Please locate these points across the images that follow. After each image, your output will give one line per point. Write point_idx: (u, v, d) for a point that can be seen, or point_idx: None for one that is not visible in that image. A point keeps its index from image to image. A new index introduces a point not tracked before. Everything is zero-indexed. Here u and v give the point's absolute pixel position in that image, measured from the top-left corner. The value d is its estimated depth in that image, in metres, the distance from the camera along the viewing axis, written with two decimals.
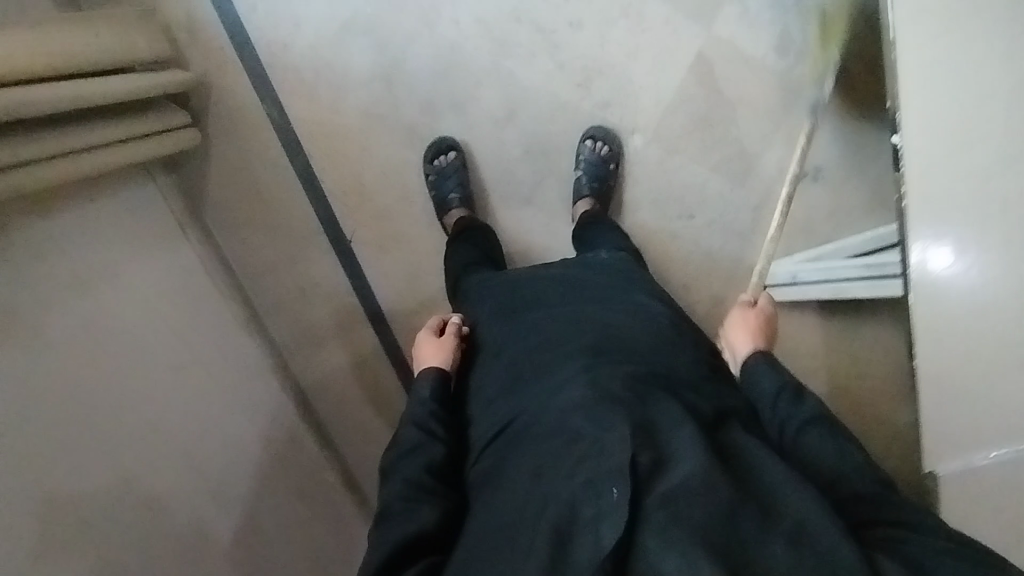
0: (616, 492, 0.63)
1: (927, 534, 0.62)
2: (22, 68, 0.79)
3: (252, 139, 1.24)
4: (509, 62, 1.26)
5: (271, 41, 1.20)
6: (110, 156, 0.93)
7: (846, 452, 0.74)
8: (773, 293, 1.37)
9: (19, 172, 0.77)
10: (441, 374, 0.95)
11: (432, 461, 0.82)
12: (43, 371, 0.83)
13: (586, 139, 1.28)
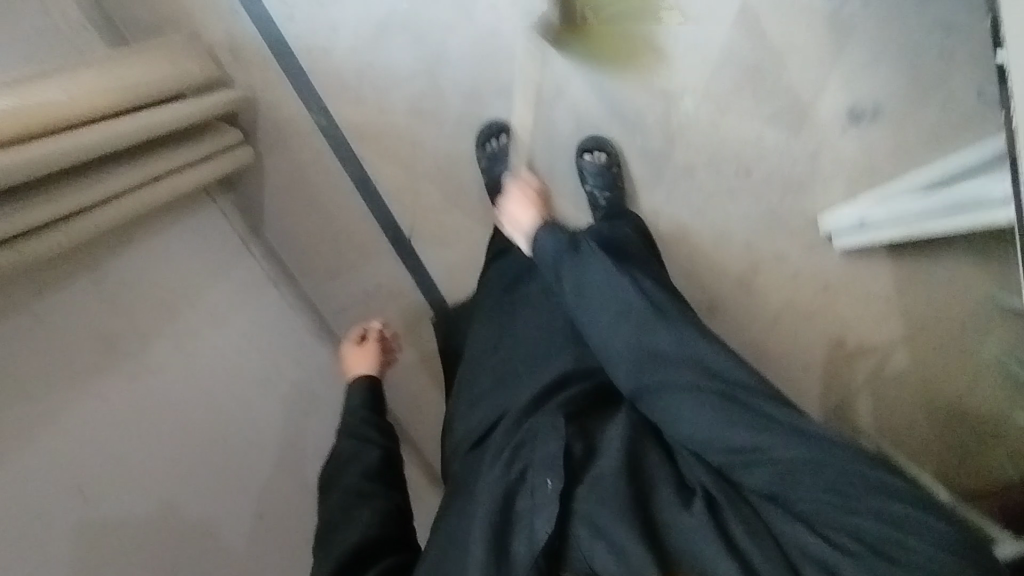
0: (549, 484, 0.75)
1: (780, 440, 0.73)
2: (85, 111, 0.84)
3: (305, 150, 1.28)
4: (551, 39, 1.24)
5: (313, 49, 1.22)
6: (161, 190, 0.96)
7: (665, 342, 0.83)
8: (839, 241, 1.36)
9: (70, 225, 0.82)
10: (372, 381, 1.06)
11: (368, 466, 0.89)
12: (109, 404, 0.89)
13: (583, 152, 1.28)
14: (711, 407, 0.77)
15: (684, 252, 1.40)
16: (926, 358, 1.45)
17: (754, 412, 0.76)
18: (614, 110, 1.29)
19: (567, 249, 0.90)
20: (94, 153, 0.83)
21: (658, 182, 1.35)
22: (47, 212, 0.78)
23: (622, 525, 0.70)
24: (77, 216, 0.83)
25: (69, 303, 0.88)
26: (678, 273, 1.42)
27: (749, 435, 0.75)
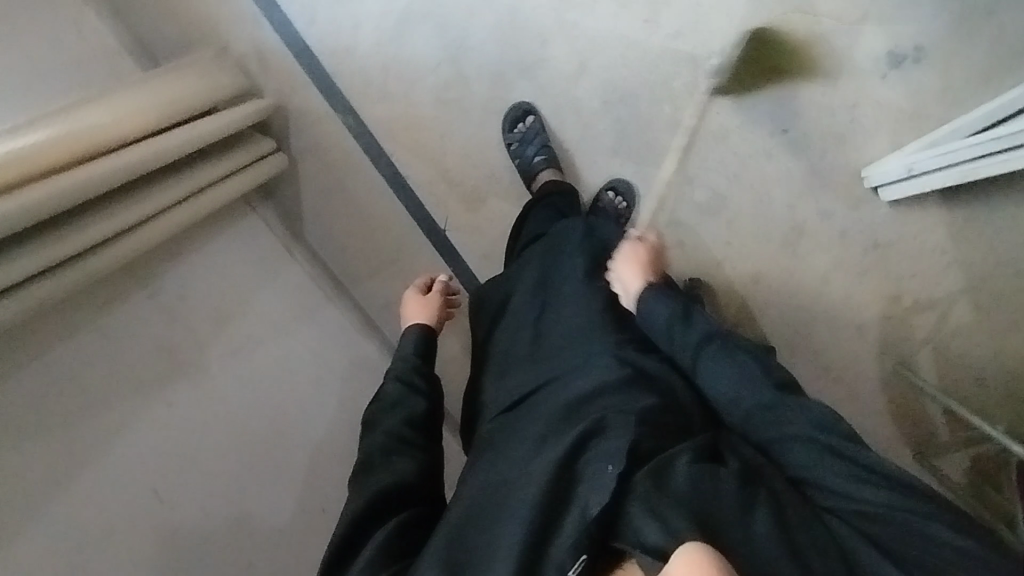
0: (610, 469, 0.67)
1: (872, 477, 0.63)
2: (129, 130, 0.87)
3: (336, 151, 1.30)
4: (571, 13, 1.23)
5: (336, 50, 1.24)
6: (201, 204, 0.99)
7: (757, 370, 0.73)
8: (887, 193, 1.30)
9: (123, 241, 0.86)
10: (425, 331, 1.00)
11: (414, 415, 0.88)
12: (174, 410, 0.94)
13: (608, 189, 1.32)
14: (806, 441, 0.67)
15: (724, 220, 1.37)
16: (991, 309, 1.38)
17: (865, 470, 0.64)
18: (640, 80, 1.27)
19: (676, 315, 0.80)
20: (142, 171, 0.87)
21: (691, 151, 1.32)
22: (94, 235, 0.81)
23: (677, 515, 0.61)
24: (123, 235, 0.86)
25: (129, 317, 0.92)
26: (718, 242, 1.39)
27: (841, 466, 0.65)
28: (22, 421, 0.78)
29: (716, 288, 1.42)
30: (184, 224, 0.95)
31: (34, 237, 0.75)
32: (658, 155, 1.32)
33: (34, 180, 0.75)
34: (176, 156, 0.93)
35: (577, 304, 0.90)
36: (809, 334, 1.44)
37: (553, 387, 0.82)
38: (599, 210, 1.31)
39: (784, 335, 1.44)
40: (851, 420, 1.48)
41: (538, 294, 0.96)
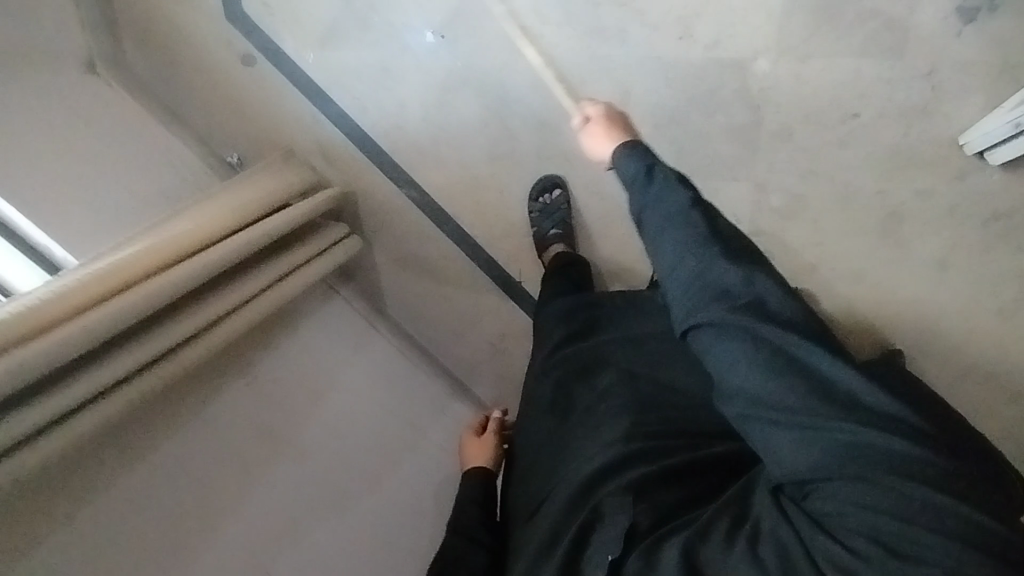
0: (609, 557, 0.72)
1: (827, 434, 0.59)
2: (212, 228, 0.97)
3: (403, 224, 1.36)
4: (604, 47, 1.24)
5: (387, 129, 1.31)
6: (271, 297, 1.04)
7: (707, 244, 0.69)
8: (998, 156, 1.15)
9: (213, 330, 0.94)
10: (484, 473, 1.06)
11: (473, 567, 0.89)
12: (274, 485, 0.99)
13: None
14: (762, 370, 0.63)
15: (810, 221, 1.27)
16: None
17: (827, 439, 0.59)
18: (688, 95, 1.24)
19: (644, 177, 0.77)
20: (224, 264, 0.95)
21: (757, 156, 1.25)
22: (163, 341, 0.87)
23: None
24: (193, 339, 0.92)
25: (233, 401, 1.00)
26: (810, 246, 1.28)
27: (789, 389, 0.61)
28: (140, 509, 0.84)
29: (819, 295, 1.30)
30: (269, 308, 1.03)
31: (107, 352, 0.82)
32: (722, 167, 1.27)
33: (127, 287, 0.85)
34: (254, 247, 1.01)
35: (605, 390, 0.97)
36: (943, 330, 1.27)
37: (570, 474, 0.88)
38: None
39: (915, 337, 1.28)
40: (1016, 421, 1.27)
41: (561, 385, 1.01)
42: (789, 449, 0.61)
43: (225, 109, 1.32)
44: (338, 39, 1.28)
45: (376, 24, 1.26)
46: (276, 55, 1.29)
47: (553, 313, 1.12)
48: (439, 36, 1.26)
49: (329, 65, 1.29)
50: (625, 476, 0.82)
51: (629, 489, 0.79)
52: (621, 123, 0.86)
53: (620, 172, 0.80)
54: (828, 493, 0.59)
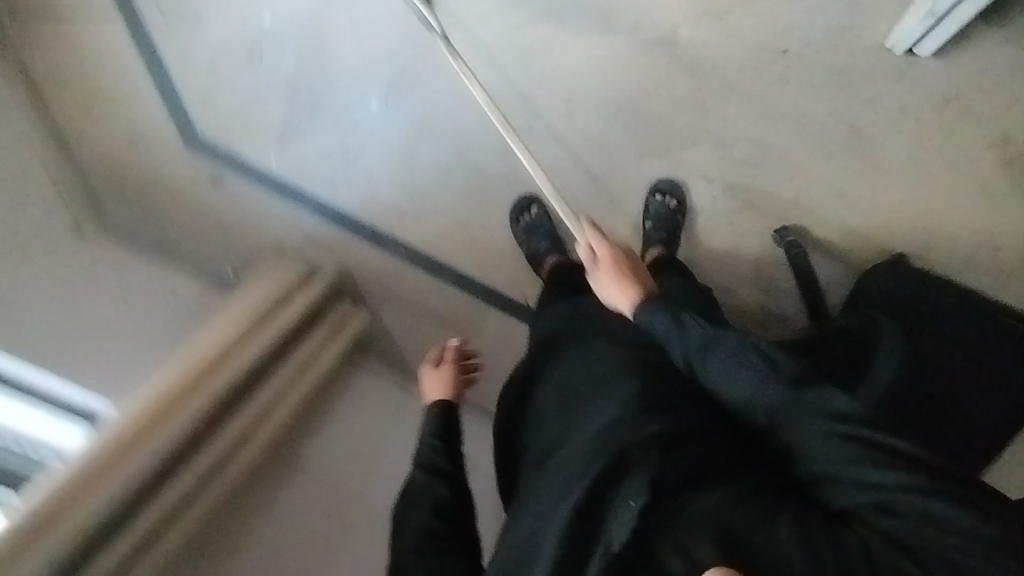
0: (632, 505, 0.65)
1: (905, 490, 0.58)
2: (225, 342, 1.03)
3: (403, 283, 1.40)
4: (537, 61, 1.30)
5: (362, 200, 1.35)
6: (305, 379, 1.09)
7: (769, 361, 0.70)
8: (926, 48, 1.21)
9: (257, 432, 1.00)
10: (446, 407, 0.97)
11: (439, 502, 0.84)
12: (348, 559, 1.01)
13: (654, 193, 1.33)
14: (840, 445, 0.63)
15: (777, 160, 1.32)
16: None
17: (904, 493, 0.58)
18: (627, 82, 1.30)
19: (671, 326, 0.80)
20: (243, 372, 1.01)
21: (707, 116, 1.31)
22: (216, 451, 0.94)
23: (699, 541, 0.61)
24: (245, 438, 0.98)
25: (296, 490, 1.03)
26: (784, 182, 1.33)
27: (871, 466, 0.60)
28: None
29: (806, 225, 1.35)
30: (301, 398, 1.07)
31: (165, 478, 0.90)
32: (680, 138, 1.32)
33: (163, 417, 0.92)
34: (268, 347, 1.07)
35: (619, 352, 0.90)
36: (937, 220, 1.30)
37: (584, 430, 0.81)
38: (650, 215, 1.33)
39: (911, 234, 1.32)
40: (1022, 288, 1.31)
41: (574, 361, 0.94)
42: (861, 498, 0.61)
43: (208, 227, 1.36)
44: (295, 132, 1.30)
45: (324, 108, 1.29)
46: (239, 165, 1.32)
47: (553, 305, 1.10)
48: (386, 101, 1.29)
49: (292, 159, 1.32)
50: (646, 429, 0.74)
51: (655, 440, 0.72)
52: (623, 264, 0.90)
53: (647, 325, 0.83)
54: (894, 537, 0.58)
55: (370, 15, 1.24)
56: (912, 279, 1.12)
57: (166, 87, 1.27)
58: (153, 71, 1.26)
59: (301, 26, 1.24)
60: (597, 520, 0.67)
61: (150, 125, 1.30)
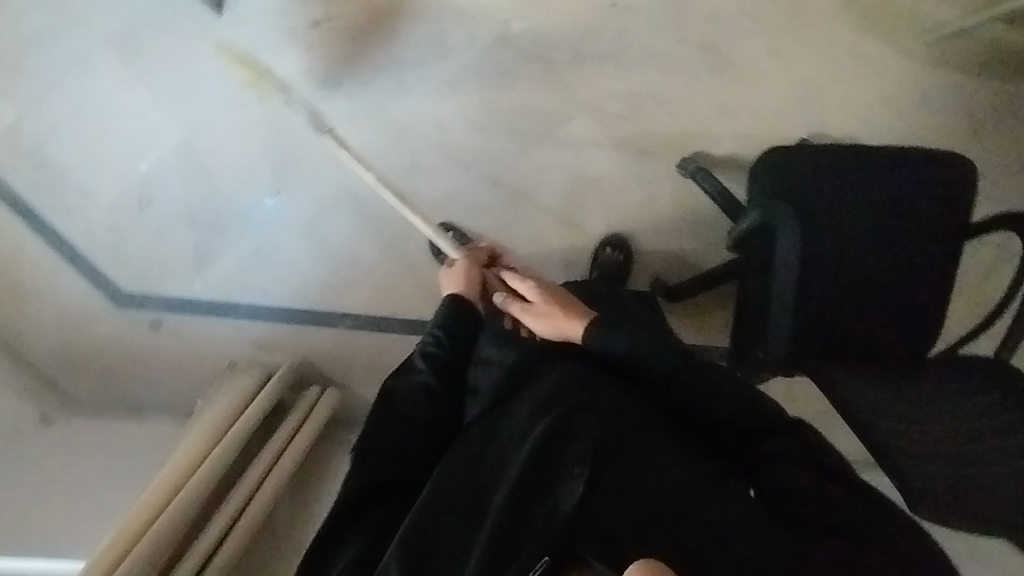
0: (574, 474, 0.74)
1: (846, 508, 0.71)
2: (183, 466, 1.07)
3: (359, 351, 1.42)
4: (398, 104, 1.33)
5: (292, 290, 1.40)
6: (270, 478, 1.13)
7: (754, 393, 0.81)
8: None
9: (223, 546, 1.03)
10: (459, 301, 0.96)
11: (413, 403, 0.90)
12: None
13: (604, 246, 1.39)
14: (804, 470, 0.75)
15: (652, 103, 1.37)
16: None
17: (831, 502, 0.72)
18: (486, 89, 1.34)
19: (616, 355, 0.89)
20: (205, 489, 1.04)
21: (572, 90, 1.36)
22: (192, 565, 0.98)
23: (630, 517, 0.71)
24: (219, 546, 1.03)
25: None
26: (667, 119, 1.38)
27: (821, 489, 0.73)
28: None
29: (706, 149, 1.39)
30: (264, 501, 1.10)
31: None
32: (556, 119, 1.36)
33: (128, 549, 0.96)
34: (226, 461, 1.09)
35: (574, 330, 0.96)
36: (813, 100, 1.39)
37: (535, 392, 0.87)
38: (599, 268, 1.38)
39: (797, 121, 1.40)
40: (908, 125, 1.40)
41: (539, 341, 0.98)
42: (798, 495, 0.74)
43: (164, 372, 1.39)
44: (208, 254, 1.37)
45: (226, 223, 1.36)
46: (171, 304, 1.37)
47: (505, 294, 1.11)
48: (277, 195, 1.35)
49: (216, 281, 1.38)
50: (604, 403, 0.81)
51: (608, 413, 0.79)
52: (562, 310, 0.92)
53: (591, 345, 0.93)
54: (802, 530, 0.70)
55: (231, 126, 1.31)
56: (812, 165, 1.04)
57: (78, 261, 1.34)
58: (61, 252, 1.33)
59: (176, 159, 1.32)
60: (544, 490, 0.74)
61: (78, 301, 1.35)
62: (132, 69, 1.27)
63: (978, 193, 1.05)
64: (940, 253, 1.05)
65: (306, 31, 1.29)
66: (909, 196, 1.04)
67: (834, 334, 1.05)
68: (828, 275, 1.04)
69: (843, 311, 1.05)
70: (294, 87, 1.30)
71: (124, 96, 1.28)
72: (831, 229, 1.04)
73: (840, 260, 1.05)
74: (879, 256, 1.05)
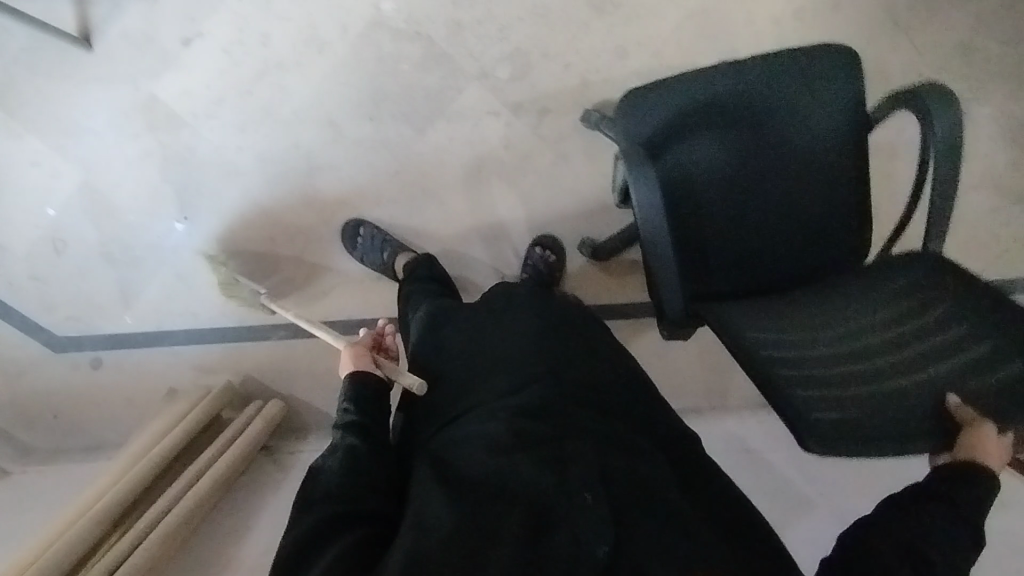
0: (586, 495, 0.74)
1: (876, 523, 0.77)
2: (104, 483, 1.09)
3: (295, 359, 1.42)
4: (284, 108, 1.32)
5: (219, 309, 1.40)
6: (199, 486, 1.14)
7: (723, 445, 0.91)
8: None
9: (137, 551, 1.00)
10: (358, 380, 0.98)
11: (350, 447, 0.87)
12: None
13: (535, 246, 1.36)
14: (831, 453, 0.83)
15: (542, 59, 1.32)
16: None
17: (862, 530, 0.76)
18: (368, 76, 1.32)
19: (572, 379, 0.90)
20: (122, 503, 1.05)
21: (456, 61, 1.32)
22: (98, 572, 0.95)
23: (640, 543, 0.72)
24: (131, 554, 1.00)
25: None
26: (561, 72, 1.32)
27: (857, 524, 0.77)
28: None
29: (608, 97, 1.33)
30: (187, 510, 1.09)
31: None
32: (445, 93, 1.33)
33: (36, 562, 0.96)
34: (146, 476, 1.11)
35: (515, 343, 0.95)
36: (713, 26, 1.31)
37: (510, 405, 0.86)
38: (529, 270, 1.35)
39: (699, 49, 1.31)
40: (817, 36, 1.31)
41: (470, 351, 0.98)
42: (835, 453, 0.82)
43: (113, 406, 1.42)
44: (131, 287, 1.38)
45: (142, 255, 1.37)
46: (107, 340, 1.40)
47: (430, 307, 1.11)
48: (186, 219, 1.35)
49: (145, 312, 1.40)
50: (586, 428, 0.83)
51: (595, 441, 0.82)
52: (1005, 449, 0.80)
53: (538, 356, 0.92)
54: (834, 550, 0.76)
55: (126, 158, 1.32)
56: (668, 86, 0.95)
57: (9, 314, 1.37)
58: None
59: (80, 201, 1.33)
60: (552, 523, 0.73)
61: (18, 352, 1.39)
62: (18, 119, 1.29)
63: (865, 81, 0.92)
64: (833, 152, 0.96)
65: (179, 51, 1.29)
66: (781, 103, 0.94)
67: (730, 269, 0.99)
68: (708, 204, 0.98)
69: (736, 242, 0.99)
70: (178, 109, 1.31)
71: (16, 147, 1.30)
72: (698, 160, 0.96)
73: (716, 191, 0.98)
74: (762, 178, 0.98)
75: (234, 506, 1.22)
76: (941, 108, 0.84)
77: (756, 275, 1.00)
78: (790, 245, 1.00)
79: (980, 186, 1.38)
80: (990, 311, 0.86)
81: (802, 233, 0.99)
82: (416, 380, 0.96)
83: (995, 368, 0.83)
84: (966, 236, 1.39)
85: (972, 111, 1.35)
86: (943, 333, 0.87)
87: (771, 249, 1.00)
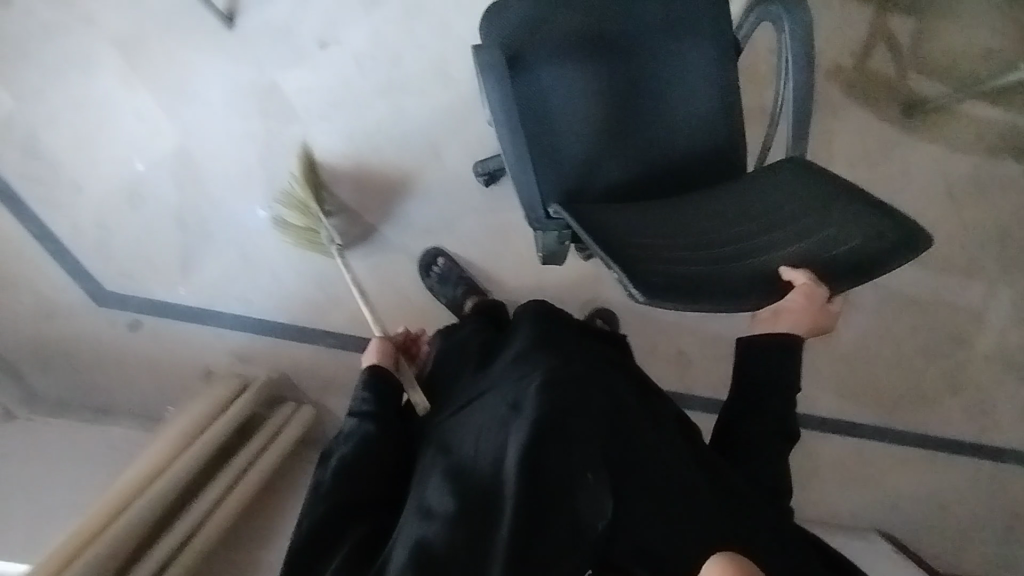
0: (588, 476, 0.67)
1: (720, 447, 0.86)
2: (148, 471, 1.05)
3: (336, 369, 1.40)
4: (396, 128, 1.36)
5: (275, 303, 1.38)
6: (237, 489, 1.12)
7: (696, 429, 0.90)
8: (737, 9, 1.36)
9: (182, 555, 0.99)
10: (375, 371, 0.93)
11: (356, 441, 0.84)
12: None
13: (595, 317, 1.37)
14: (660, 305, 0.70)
15: None
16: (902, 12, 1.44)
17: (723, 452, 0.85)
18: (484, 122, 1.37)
19: (595, 359, 0.84)
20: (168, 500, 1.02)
21: None
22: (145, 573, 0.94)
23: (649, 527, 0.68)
24: (173, 557, 0.99)
25: None
26: None
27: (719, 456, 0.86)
28: None
29: None
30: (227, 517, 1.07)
31: None
32: None
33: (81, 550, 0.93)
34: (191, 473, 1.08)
35: (525, 333, 0.91)
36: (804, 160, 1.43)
37: (509, 385, 0.79)
38: None
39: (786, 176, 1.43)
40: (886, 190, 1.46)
41: (473, 362, 0.96)
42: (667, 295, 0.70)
43: (138, 375, 1.38)
44: (193, 260, 1.36)
45: (215, 230, 1.35)
46: (153, 306, 1.36)
47: (454, 331, 1.09)
48: (269, 208, 1.35)
49: (202, 287, 1.37)
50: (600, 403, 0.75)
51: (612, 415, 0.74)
52: (819, 312, 0.78)
53: (557, 341, 0.87)
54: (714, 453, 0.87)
55: (229, 134, 1.32)
56: None
57: (64, 257, 1.34)
58: (46, 244, 1.33)
59: (169, 163, 1.32)
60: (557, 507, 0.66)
61: (60, 297, 1.35)
62: (136, 73, 1.29)
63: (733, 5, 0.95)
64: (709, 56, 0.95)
65: (314, 50, 1.33)
66: (649, 17, 0.93)
67: (597, 176, 0.96)
68: (582, 92, 0.94)
69: (610, 132, 0.96)
70: (296, 102, 1.33)
71: (125, 97, 1.30)
72: (564, 67, 0.93)
73: (585, 91, 0.94)
74: (636, 92, 0.96)
75: (260, 515, 1.18)
76: (791, 12, 0.87)
77: (625, 188, 0.97)
78: (662, 159, 0.97)
79: (991, 357, 1.53)
80: (855, 198, 0.82)
81: (681, 142, 0.97)
82: (424, 401, 0.98)
83: (840, 240, 0.79)
84: (969, 397, 1.54)
85: (1000, 288, 1.51)
86: (814, 221, 0.82)
87: (645, 161, 0.97)
